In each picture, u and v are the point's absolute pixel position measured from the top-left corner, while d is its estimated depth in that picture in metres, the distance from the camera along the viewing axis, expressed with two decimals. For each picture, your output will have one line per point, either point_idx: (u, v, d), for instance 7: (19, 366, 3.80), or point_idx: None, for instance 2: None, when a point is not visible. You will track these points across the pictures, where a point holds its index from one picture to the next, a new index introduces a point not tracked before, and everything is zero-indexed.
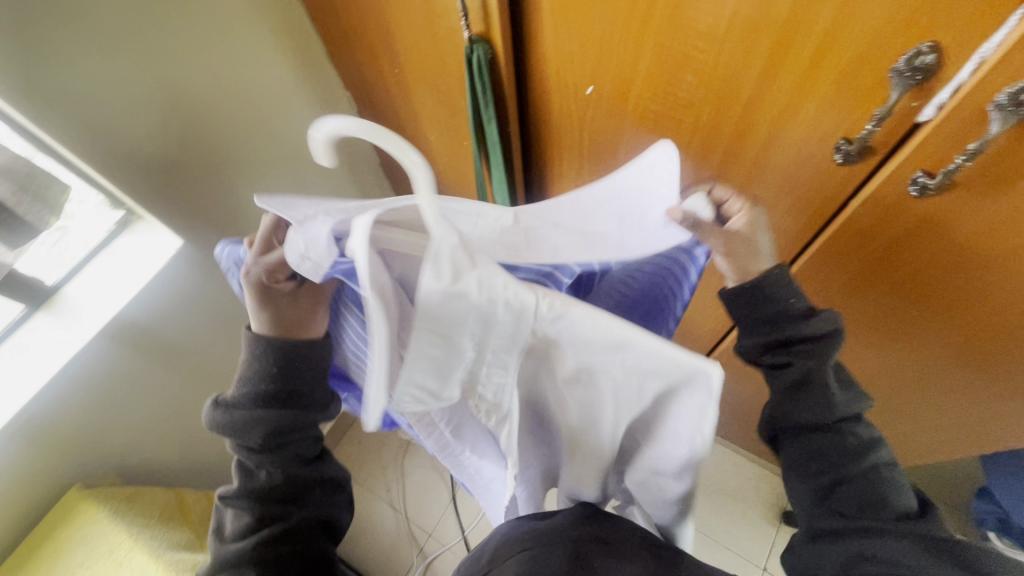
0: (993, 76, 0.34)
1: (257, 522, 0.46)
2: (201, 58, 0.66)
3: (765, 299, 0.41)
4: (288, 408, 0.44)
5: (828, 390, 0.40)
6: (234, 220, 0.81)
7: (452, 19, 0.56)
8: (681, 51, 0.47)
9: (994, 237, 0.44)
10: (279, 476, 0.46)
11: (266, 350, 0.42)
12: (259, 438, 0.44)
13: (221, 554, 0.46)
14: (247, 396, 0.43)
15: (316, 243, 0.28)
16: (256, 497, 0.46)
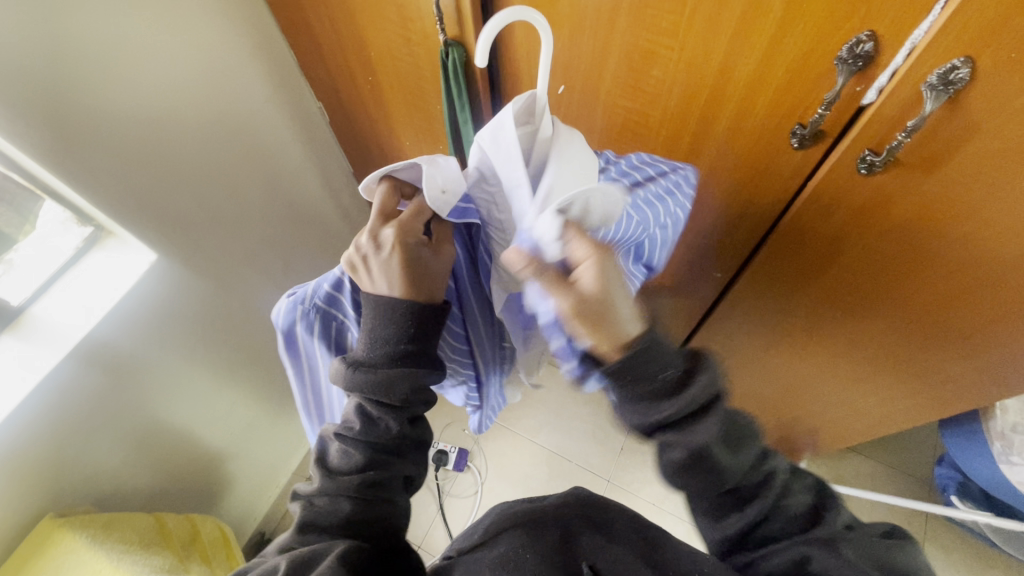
0: (925, 58, 0.39)
1: (364, 463, 0.49)
2: (177, 71, 0.67)
3: (642, 371, 0.38)
4: (417, 367, 0.47)
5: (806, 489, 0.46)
6: (208, 233, 0.80)
7: (428, 25, 0.58)
8: (646, 48, 0.50)
9: (943, 201, 0.48)
10: (397, 427, 0.49)
11: (405, 313, 0.46)
12: (399, 388, 0.47)
13: (327, 482, 0.50)
14: (387, 357, 0.47)
15: (451, 177, 0.42)
16: (367, 439, 0.49)
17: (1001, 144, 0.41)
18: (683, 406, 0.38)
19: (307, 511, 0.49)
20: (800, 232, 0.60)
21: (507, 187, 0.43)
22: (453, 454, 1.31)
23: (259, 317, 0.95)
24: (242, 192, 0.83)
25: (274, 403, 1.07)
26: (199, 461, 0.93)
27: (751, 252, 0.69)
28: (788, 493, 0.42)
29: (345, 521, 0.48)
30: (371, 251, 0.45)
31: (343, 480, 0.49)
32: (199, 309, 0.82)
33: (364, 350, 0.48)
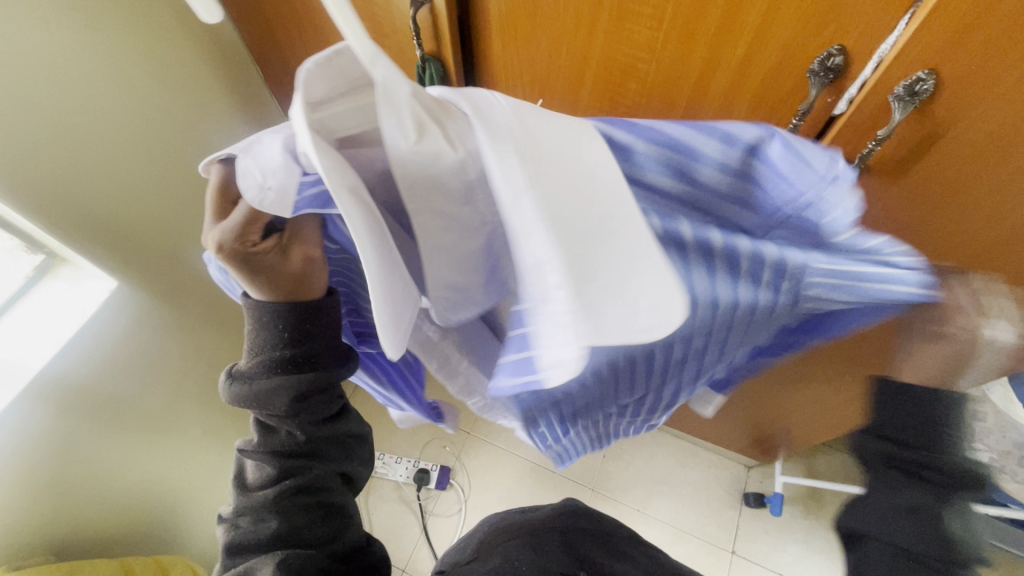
0: (892, 70, 0.41)
1: (277, 474, 0.42)
2: (134, 87, 0.63)
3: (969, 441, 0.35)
4: (302, 376, 0.38)
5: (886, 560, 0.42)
6: (174, 255, 0.76)
7: (402, 39, 0.57)
8: (624, 61, 0.51)
9: (925, 192, 0.48)
10: (302, 434, 0.41)
11: (269, 314, 0.36)
12: (285, 399, 0.38)
13: (244, 499, 0.43)
14: (261, 366, 0.37)
15: (271, 167, 0.23)
16: (274, 448, 0.42)
17: (972, 142, 0.42)
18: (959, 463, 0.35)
19: (229, 529, 0.43)
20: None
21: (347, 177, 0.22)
22: (434, 471, 1.28)
23: (228, 342, 0.91)
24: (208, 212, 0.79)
25: (246, 431, 1.03)
26: (166, 498, 0.87)
27: None
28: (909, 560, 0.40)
29: (273, 535, 0.42)
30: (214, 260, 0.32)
31: (257, 497, 0.42)
32: (163, 336, 0.78)
33: (243, 359, 0.39)
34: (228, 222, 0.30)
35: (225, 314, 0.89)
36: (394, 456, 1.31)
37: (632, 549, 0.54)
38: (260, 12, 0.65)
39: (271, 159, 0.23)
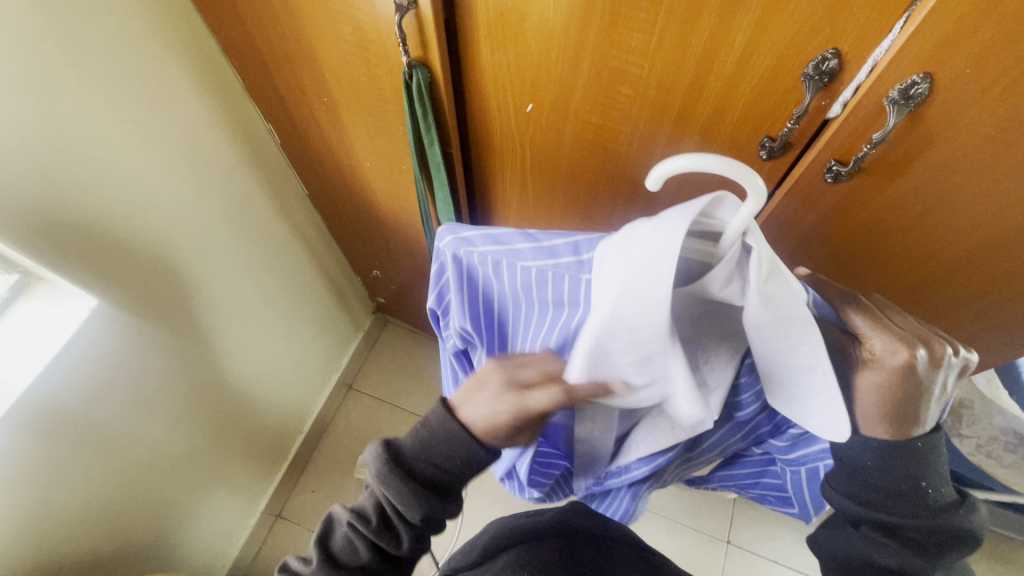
0: (886, 74, 0.40)
1: (366, 564, 0.46)
2: (106, 98, 0.61)
3: (951, 535, 0.45)
4: (434, 500, 0.44)
5: (889, 508, 0.45)
6: (162, 270, 0.74)
7: (388, 45, 0.56)
8: (616, 67, 0.50)
9: (931, 184, 0.47)
10: (404, 544, 0.46)
11: (456, 438, 0.43)
12: (410, 513, 0.43)
13: (320, 572, 0.45)
14: (423, 471, 0.44)
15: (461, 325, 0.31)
16: (380, 544, 0.45)
17: (973, 138, 0.43)
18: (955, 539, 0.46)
19: None
20: (779, 245, 0.61)
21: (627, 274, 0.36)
22: None
23: (220, 356, 0.90)
24: (194, 224, 0.77)
25: (241, 444, 1.02)
26: (163, 515, 0.87)
27: None
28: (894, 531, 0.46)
29: None
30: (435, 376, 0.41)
31: (339, 574, 0.45)
32: (152, 353, 0.76)
33: (410, 446, 0.44)
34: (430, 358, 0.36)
35: (218, 328, 0.87)
36: None
37: (626, 557, 0.53)
38: (240, 17, 0.62)
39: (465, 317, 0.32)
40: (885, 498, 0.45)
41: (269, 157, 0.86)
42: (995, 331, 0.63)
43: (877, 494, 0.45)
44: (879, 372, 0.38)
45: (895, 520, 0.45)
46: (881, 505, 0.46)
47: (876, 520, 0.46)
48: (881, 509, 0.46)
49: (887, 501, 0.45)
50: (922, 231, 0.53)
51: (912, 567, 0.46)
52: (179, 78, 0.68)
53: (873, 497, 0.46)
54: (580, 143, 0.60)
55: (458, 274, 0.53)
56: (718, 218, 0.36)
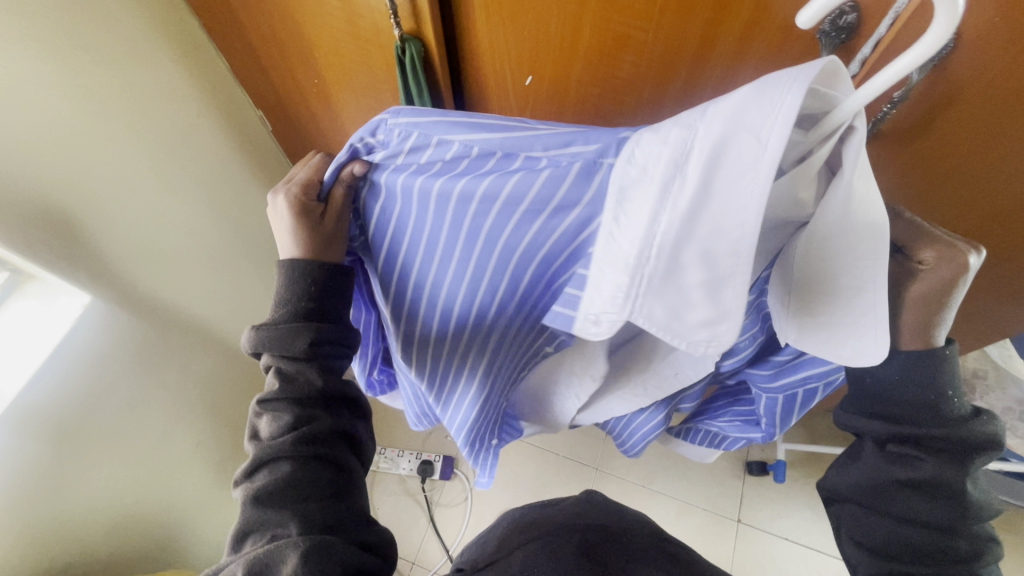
0: (909, 27, 0.38)
1: (294, 420, 0.42)
2: (89, 87, 0.58)
3: (978, 441, 0.41)
4: (320, 325, 0.43)
5: (910, 412, 0.41)
6: (158, 264, 0.72)
7: (379, 19, 0.53)
8: (619, 33, 0.47)
9: (952, 144, 0.45)
10: (320, 379, 0.43)
11: (300, 274, 0.43)
12: (303, 343, 0.42)
13: (258, 453, 0.42)
14: (287, 315, 0.43)
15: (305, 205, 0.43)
16: (297, 397, 0.43)
17: (999, 95, 0.40)
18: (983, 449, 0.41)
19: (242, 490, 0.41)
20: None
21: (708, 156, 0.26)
22: (438, 462, 1.27)
23: (219, 352, 0.89)
24: (188, 216, 0.75)
25: (245, 439, 1.01)
26: (170, 513, 0.87)
27: None
28: (921, 442, 0.42)
29: (285, 482, 0.40)
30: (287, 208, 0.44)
31: (272, 447, 0.41)
32: (150, 351, 0.75)
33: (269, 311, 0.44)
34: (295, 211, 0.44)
35: (217, 323, 0.86)
36: (397, 449, 1.30)
37: (645, 548, 0.51)
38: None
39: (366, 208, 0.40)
40: (905, 401, 0.42)
41: (261, 146, 0.84)
42: (1010, 299, 0.62)
43: (896, 402, 0.42)
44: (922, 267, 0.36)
45: (920, 428, 0.41)
46: (903, 411, 0.42)
47: (897, 431, 0.42)
48: (903, 417, 0.42)
49: (909, 407, 0.41)
50: (937, 194, 0.51)
51: (943, 479, 0.41)
52: (163, 65, 0.65)
53: (891, 399, 0.42)
54: (582, 116, 0.58)
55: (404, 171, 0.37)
56: (838, 90, 0.26)
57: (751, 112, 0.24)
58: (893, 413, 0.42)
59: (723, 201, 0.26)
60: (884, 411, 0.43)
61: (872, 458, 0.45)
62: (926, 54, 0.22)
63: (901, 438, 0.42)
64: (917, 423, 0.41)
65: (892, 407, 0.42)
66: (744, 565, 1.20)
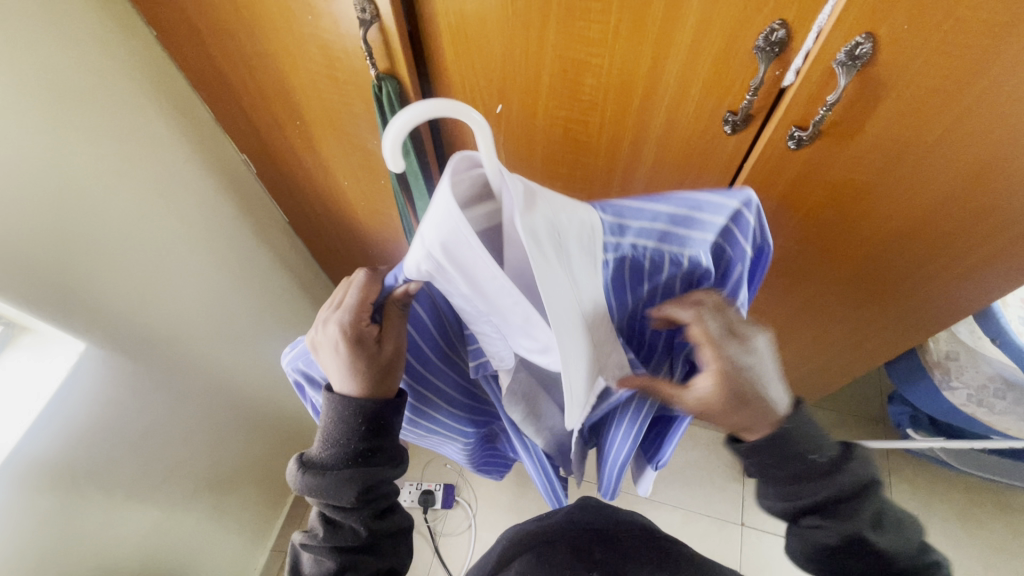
0: (833, 38, 0.43)
1: (336, 568, 0.47)
2: (81, 145, 0.61)
3: (854, 495, 0.43)
4: (366, 471, 0.46)
5: (800, 488, 0.44)
6: (151, 309, 0.74)
7: (356, 62, 0.57)
8: (579, 60, 0.52)
9: (889, 138, 0.50)
10: (362, 528, 0.47)
11: (351, 412, 0.45)
12: (347, 496, 0.45)
13: None
14: (336, 458, 0.45)
15: (324, 341, 0.42)
16: (338, 541, 0.47)
17: (920, 89, 0.45)
18: (866, 493, 0.43)
19: None
20: None
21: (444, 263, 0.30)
22: (439, 491, 1.27)
23: (215, 394, 0.89)
24: (179, 261, 0.77)
25: (243, 481, 1.00)
26: (172, 561, 0.86)
27: None
28: (824, 512, 0.44)
29: None
30: (325, 343, 0.42)
31: None
32: (147, 397, 0.75)
33: (317, 450, 0.46)
34: (348, 304, 0.41)
35: (211, 365, 0.87)
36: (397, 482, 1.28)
37: (636, 547, 0.54)
38: (206, 51, 0.63)
39: (324, 344, 0.42)
40: (794, 476, 0.44)
41: (247, 189, 0.87)
42: (966, 281, 0.65)
43: (790, 484, 0.44)
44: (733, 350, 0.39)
45: (812, 504, 0.44)
46: (790, 492, 0.45)
47: (797, 511, 0.45)
48: (792, 500, 0.45)
49: (794, 483, 0.44)
50: (883, 185, 0.55)
51: (849, 535, 0.43)
52: (150, 119, 0.68)
53: (774, 486, 0.45)
54: (552, 138, 0.62)
55: (313, 383, 0.50)
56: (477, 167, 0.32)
57: (461, 241, 0.29)
58: (785, 496, 0.45)
59: (496, 286, 0.31)
60: (777, 499, 0.46)
61: (800, 534, 0.47)
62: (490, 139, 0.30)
63: (811, 518, 0.45)
64: (807, 501, 0.44)
65: (782, 492, 0.45)
66: (752, 569, 1.20)
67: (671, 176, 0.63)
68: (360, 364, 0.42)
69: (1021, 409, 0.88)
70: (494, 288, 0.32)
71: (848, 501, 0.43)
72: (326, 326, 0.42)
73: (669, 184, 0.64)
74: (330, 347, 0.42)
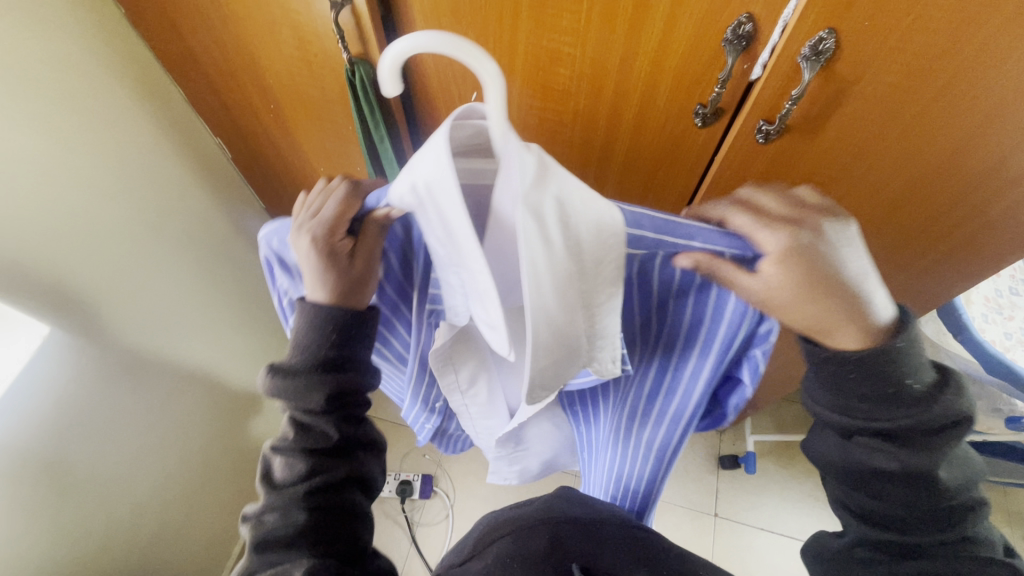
0: (797, 33, 0.43)
1: (309, 471, 0.44)
2: (49, 126, 0.60)
3: (934, 428, 0.41)
4: (338, 380, 0.44)
5: (888, 400, 0.40)
6: (121, 293, 0.73)
7: (328, 45, 0.56)
8: (552, 50, 0.52)
9: (853, 130, 0.51)
10: (335, 430, 0.45)
11: (324, 321, 0.43)
12: (319, 394, 0.44)
13: (276, 497, 0.44)
14: (307, 363, 0.44)
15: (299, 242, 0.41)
16: (310, 444, 0.45)
17: (882, 83, 0.46)
18: (948, 429, 0.41)
19: (255, 531, 0.43)
20: None
21: (422, 195, 0.28)
22: (417, 481, 1.27)
23: (187, 382, 0.88)
24: (151, 244, 0.76)
25: (215, 470, 1.00)
26: (143, 548, 0.86)
27: (691, 200, 0.67)
28: (896, 435, 0.42)
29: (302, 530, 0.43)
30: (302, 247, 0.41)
31: (286, 493, 0.44)
32: (117, 383, 0.75)
33: (287, 356, 0.45)
34: (324, 218, 0.39)
35: (183, 352, 0.86)
36: None
37: (616, 534, 0.54)
38: (177, 31, 0.62)
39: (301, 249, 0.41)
40: (884, 393, 0.40)
41: (221, 173, 0.86)
42: (926, 269, 0.68)
43: (863, 396, 0.41)
44: (747, 273, 0.35)
45: (887, 426, 0.41)
46: (863, 402, 0.41)
47: (871, 432, 0.42)
48: (873, 418, 0.41)
49: (875, 396, 0.41)
50: (848, 177, 0.57)
51: (916, 466, 0.42)
52: (120, 100, 0.67)
53: (833, 390, 0.42)
54: (527, 126, 0.62)
55: (286, 266, 0.47)
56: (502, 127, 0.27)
57: (440, 186, 0.27)
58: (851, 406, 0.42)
59: (465, 243, 0.28)
60: (829, 412, 0.43)
61: (853, 467, 0.44)
62: (496, 88, 0.25)
63: (878, 439, 0.42)
64: (881, 420, 0.41)
65: (837, 403, 0.42)
66: (724, 559, 1.22)
67: (643, 168, 0.63)
68: (330, 285, 0.41)
69: (981, 403, 0.92)
70: (460, 243, 0.29)
71: (929, 430, 0.41)
72: (307, 226, 0.40)
73: (641, 176, 0.65)
74: (303, 256, 0.41)
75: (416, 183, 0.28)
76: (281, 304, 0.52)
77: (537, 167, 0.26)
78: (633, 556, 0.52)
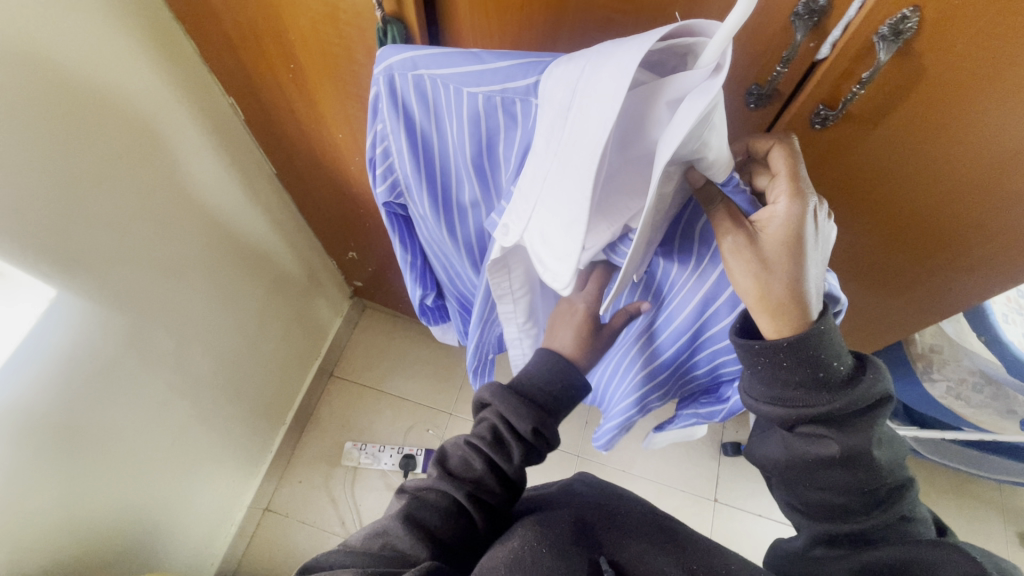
0: (876, 11, 0.40)
1: (479, 479, 0.50)
2: (56, 76, 0.56)
3: (856, 411, 0.44)
4: (546, 422, 0.51)
5: (813, 386, 0.43)
6: (127, 259, 0.70)
7: (360, 1, 0.52)
8: (602, 18, 0.48)
9: (914, 124, 0.48)
10: (519, 470, 0.51)
11: (558, 364, 0.54)
12: (532, 426, 0.50)
13: (442, 482, 0.49)
14: (535, 394, 0.52)
15: None
16: (496, 459, 0.50)
17: (956, 74, 0.43)
18: (869, 409, 0.45)
19: (408, 500, 0.48)
20: None
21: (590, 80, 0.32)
22: (420, 455, 1.24)
23: (193, 351, 0.86)
24: (159, 208, 0.72)
25: (218, 438, 0.98)
26: (147, 514, 0.86)
27: None
28: (830, 421, 0.45)
29: (442, 521, 0.47)
30: None
31: (455, 483, 0.49)
32: (124, 351, 0.73)
33: (525, 383, 0.53)
34: None
35: (191, 319, 0.84)
36: (377, 444, 1.26)
37: (640, 524, 0.54)
38: None
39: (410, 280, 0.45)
40: (807, 377, 0.43)
41: (233, 135, 0.82)
42: (968, 273, 0.65)
43: (794, 385, 0.44)
44: (749, 238, 0.39)
45: (821, 413, 0.44)
46: (797, 390, 0.44)
47: (809, 420, 0.45)
48: (805, 407, 0.44)
49: (805, 384, 0.43)
50: (901, 172, 0.54)
51: (852, 448, 0.45)
52: (132, 52, 0.62)
53: (771, 383, 0.45)
54: None
55: (395, 101, 0.47)
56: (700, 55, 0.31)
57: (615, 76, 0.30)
58: (791, 395, 0.44)
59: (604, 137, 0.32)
60: (775, 411, 0.45)
61: (802, 458, 0.48)
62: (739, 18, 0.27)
63: (816, 428, 0.45)
64: (816, 408, 0.44)
65: (779, 398, 0.45)
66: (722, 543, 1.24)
67: None
68: None
69: (997, 404, 0.91)
70: (582, 149, 0.33)
71: (854, 413, 0.45)
72: None
73: None
74: None
75: (591, 85, 0.32)
76: (373, 149, 0.52)
77: (700, 120, 0.29)
78: (658, 546, 0.51)
